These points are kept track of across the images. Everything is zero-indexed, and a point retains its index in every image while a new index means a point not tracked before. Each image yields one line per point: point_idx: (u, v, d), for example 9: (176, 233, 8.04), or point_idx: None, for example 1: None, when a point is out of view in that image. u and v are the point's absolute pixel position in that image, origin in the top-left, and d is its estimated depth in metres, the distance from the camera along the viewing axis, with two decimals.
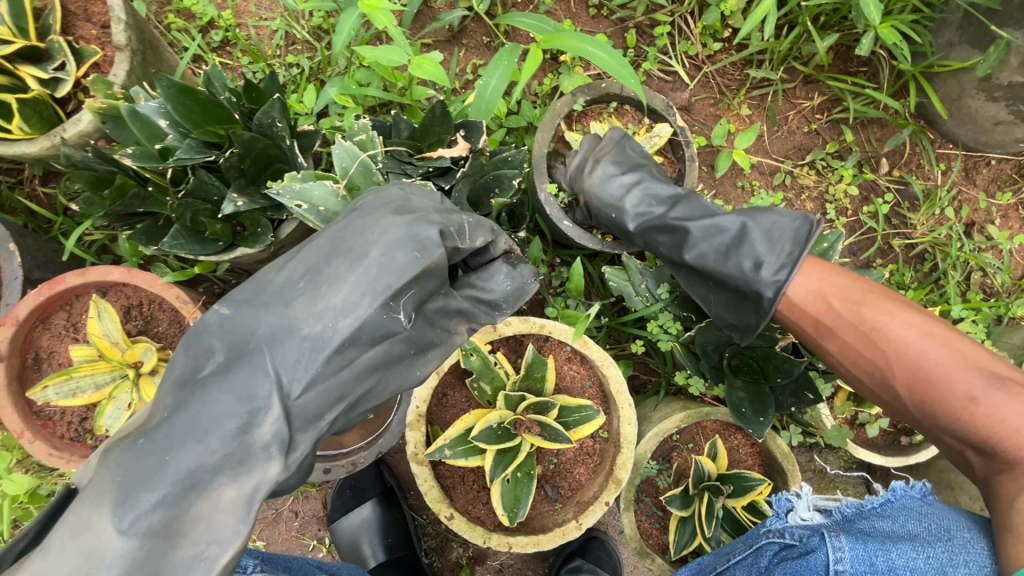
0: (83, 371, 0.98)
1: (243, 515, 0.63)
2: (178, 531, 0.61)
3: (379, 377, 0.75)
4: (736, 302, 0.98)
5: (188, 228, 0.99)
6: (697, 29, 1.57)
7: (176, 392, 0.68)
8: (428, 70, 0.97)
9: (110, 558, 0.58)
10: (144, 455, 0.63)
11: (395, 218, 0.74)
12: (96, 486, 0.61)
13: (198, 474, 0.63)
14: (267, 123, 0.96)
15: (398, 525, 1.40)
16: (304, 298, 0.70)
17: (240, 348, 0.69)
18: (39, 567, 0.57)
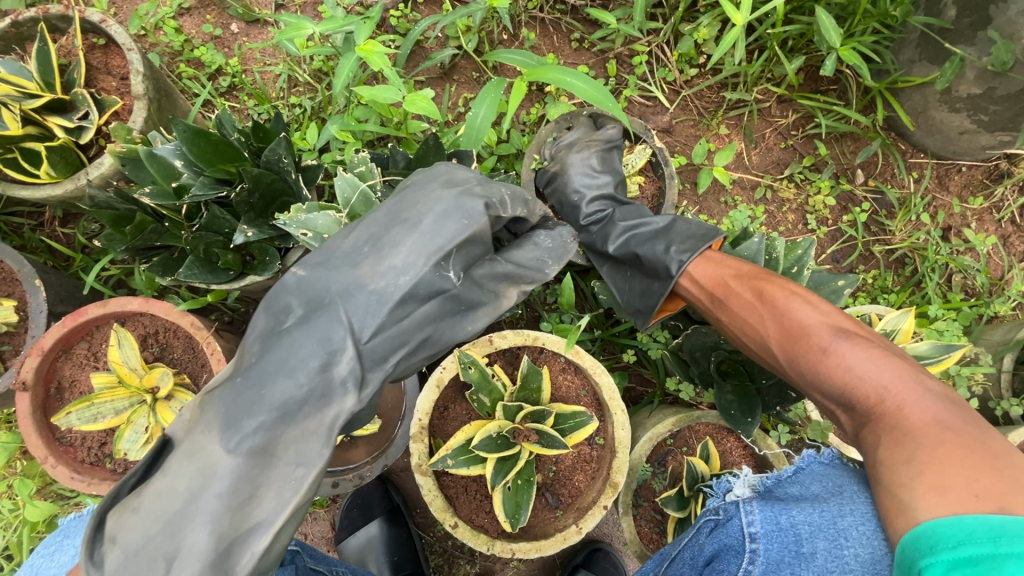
0: (103, 398, 1.03)
1: (326, 441, 0.70)
2: (272, 452, 0.69)
3: (435, 327, 0.81)
4: (647, 285, 1.13)
5: (200, 260, 1.06)
6: (673, 57, 1.67)
7: (263, 341, 0.75)
8: (420, 106, 1.06)
9: (218, 472, 0.66)
10: (241, 390, 0.70)
11: (445, 190, 0.82)
12: (203, 417, 0.69)
13: (287, 407, 0.70)
14: (274, 159, 1.04)
15: (404, 544, 1.42)
16: (369, 256, 0.77)
17: (317, 302, 0.76)
18: (162, 482, 0.66)
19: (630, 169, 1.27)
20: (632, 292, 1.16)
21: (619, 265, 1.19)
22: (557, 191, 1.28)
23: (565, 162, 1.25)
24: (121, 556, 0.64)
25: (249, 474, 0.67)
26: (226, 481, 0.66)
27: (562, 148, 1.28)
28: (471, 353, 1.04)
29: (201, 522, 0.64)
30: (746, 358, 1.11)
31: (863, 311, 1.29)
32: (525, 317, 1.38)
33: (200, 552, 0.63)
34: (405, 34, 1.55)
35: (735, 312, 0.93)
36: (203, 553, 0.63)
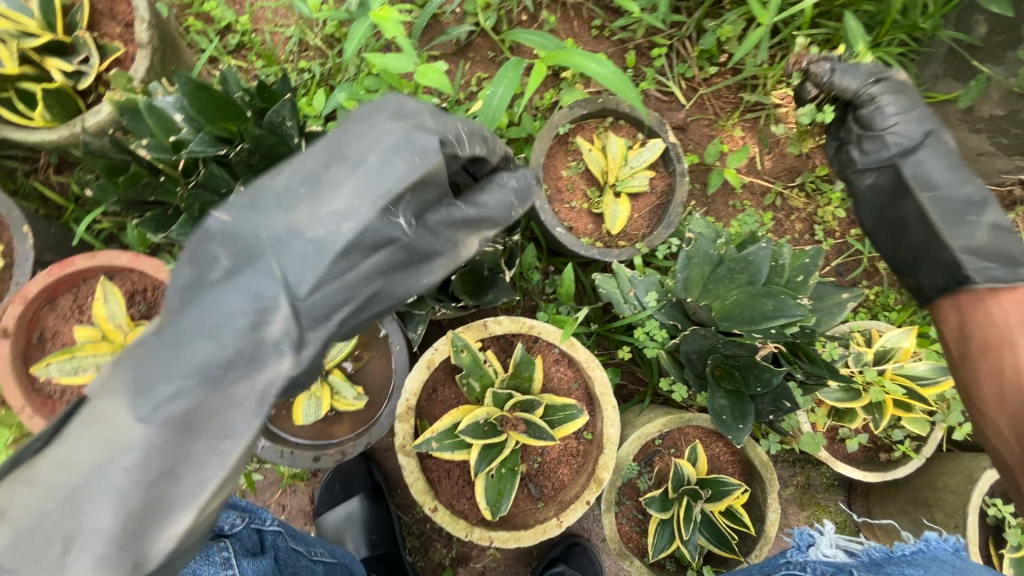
0: (85, 352, 1.00)
1: (255, 412, 0.59)
2: (192, 426, 0.57)
3: (385, 281, 0.70)
4: (1006, 260, 1.02)
5: (194, 218, 1.04)
6: (694, 53, 1.63)
7: (181, 294, 0.62)
8: (432, 78, 1.02)
9: (128, 447, 0.54)
10: (153, 350, 0.58)
11: (396, 121, 0.71)
12: (105, 381, 0.57)
13: (209, 371, 0.58)
14: (277, 121, 0.99)
15: (383, 522, 1.42)
16: (304, 198, 0.65)
17: (247, 253, 0.63)
18: (54, 458, 0.54)
19: (642, 163, 1.24)
20: (989, 266, 1.01)
21: (953, 218, 1.07)
22: (870, 157, 1.17)
23: (906, 89, 1.15)
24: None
25: (160, 454, 0.55)
26: (128, 460, 0.54)
27: (891, 81, 1.15)
28: (464, 337, 1.03)
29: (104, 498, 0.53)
30: (743, 364, 1.09)
31: (862, 325, 1.27)
32: (521, 306, 1.37)
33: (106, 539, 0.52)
34: (422, 5, 1.51)
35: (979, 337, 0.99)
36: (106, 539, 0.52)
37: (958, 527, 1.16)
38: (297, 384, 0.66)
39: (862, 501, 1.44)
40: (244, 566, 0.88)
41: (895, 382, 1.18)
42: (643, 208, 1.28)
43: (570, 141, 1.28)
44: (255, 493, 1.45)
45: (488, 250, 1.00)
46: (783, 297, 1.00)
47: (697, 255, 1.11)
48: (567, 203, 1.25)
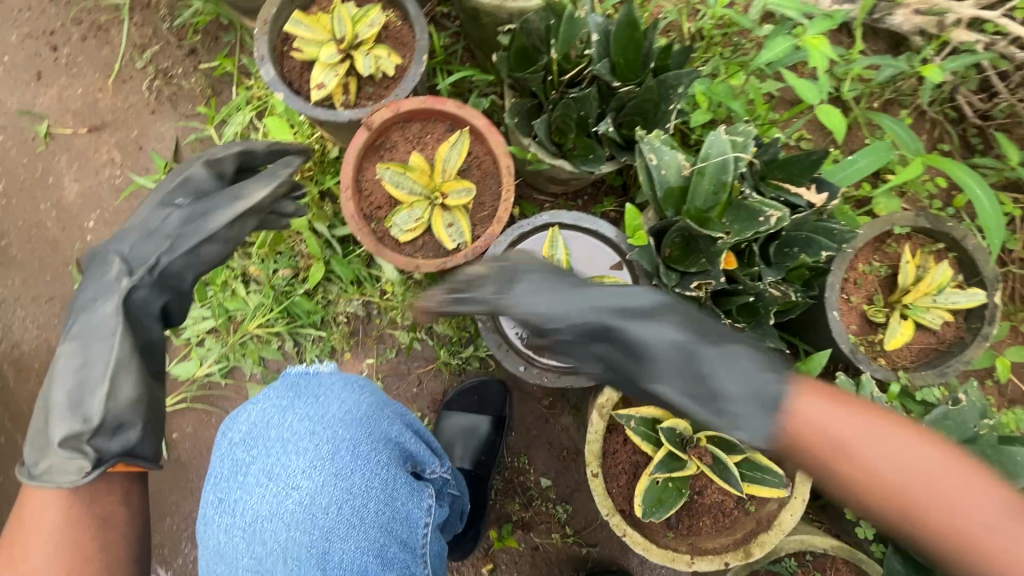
0: (411, 175, 1.15)
1: (106, 361, 1.03)
2: (85, 383, 1.02)
3: (110, 342, 1.04)
4: None
5: (550, 122, 1.14)
6: None
7: (80, 323, 1.07)
8: (832, 120, 1.03)
9: (113, 316, 1.06)
10: (91, 321, 1.07)
11: (153, 208, 1.21)
12: (71, 342, 1.05)
13: (84, 367, 1.03)
14: (671, 84, 1.09)
15: (493, 450, 1.52)
16: (86, 313, 1.08)
17: (120, 280, 1.10)
18: (64, 360, 1.04)
19: (953, 303, 1.14)
20: None
21: None
22: None
23: None
24: (38, 424, 1.01)
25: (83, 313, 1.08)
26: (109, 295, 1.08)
27: None
28: None
29: (70, 373, 1.02)
30: None
31: None
32: None
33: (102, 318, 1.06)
34: None
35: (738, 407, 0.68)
36: (114, 320, 1.05)
37: None
38: (149, 312, 1.12)
39: None
40: (435, 513, 0.91)
41: None
42: (917, 345, 1.20)
43: (888, 243, 1.21)
44: (406, 357, 1.59)
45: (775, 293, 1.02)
46: None
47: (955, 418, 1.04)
48: (846, 295, 1.20)
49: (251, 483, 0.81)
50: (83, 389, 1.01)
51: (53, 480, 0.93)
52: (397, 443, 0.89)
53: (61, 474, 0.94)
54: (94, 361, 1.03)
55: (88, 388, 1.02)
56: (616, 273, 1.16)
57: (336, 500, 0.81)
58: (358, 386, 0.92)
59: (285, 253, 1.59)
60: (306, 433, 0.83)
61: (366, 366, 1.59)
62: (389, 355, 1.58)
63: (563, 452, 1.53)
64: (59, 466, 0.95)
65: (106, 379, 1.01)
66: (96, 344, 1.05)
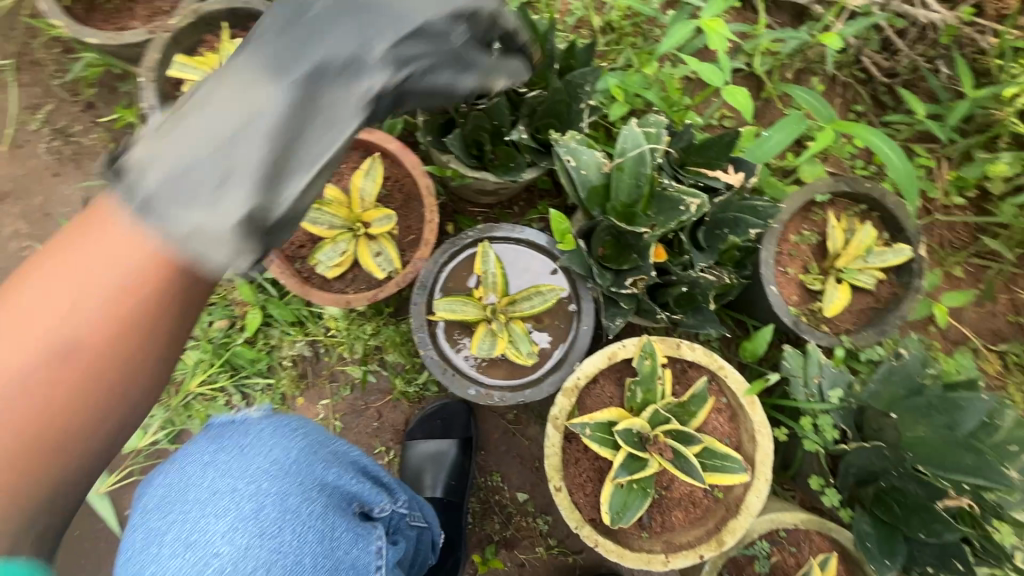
0: (328, 209, 1.11)
1: (334, 131, 0.74)
2: (314, 100, 0.73)
3: (307, 132, 0.73)
4: None
5: (465, 136, 1.12)
6: (948, 176, 1.53)
7: (269, 58, 0.72)
8: (738, 100, 1.03)
9: (271, 107, 0.70)
10: (259, 88, 0.71)
11: (271, 71, 0.72)
12: (222, 90, 0.70)
13: (274, 152, 0.70)
14: (577, 83, 1.09)
15: (463, 473, 1.47)
16: (244, 102, 0.70)
17: (280, 65, 0.72)
18: (204, 117, 0.69)
19: (881, 262, 1.17)
20: None
21: None
22: None
23: None
24: (174, 140, 0.67)
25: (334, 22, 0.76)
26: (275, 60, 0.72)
27: None
28: (653, 346, 1.03)
29: (217, 133, 0.68)
30: (910, 503, 1.02)
31: None
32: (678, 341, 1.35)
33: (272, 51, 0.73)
34: None
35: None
36: (300, 74, 0.72)
37: None
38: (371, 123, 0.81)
39: None
40: (388, 555, 0.84)
41: None
42: (856, 305, 1.22)
43: (814, 211, 1.23)
44: (362, 392, 1.53)
45: (708, 278, 1.01)
46: (989, 459, 0.89)
47: (900, 374, 1.05)
48: (783, 268, 1.21)
49: (164, 555, 0.71)
50: (181, 192, 0.66)
51: (187, 217, 0.65)
52: (334, 487, 0.81)
53: (211, 246, 0.65)
54: (317, 105, 0.73)
55: (316, 116, 0.73)
56: (553, 280, 1.14)
57: (262, 563, 0.72)
58: (290, 431, 0.84)
59: (218, 303, 1.52)
60: (228, 493, 0.74)
61: (321, 408, 1.52)
62: (345, 392, 1.53)
63: (536, 463, 1.50)
64: (217, 241, 0.65)
65: (235, 241, 0.66)
66: (252, 155, 0.68)
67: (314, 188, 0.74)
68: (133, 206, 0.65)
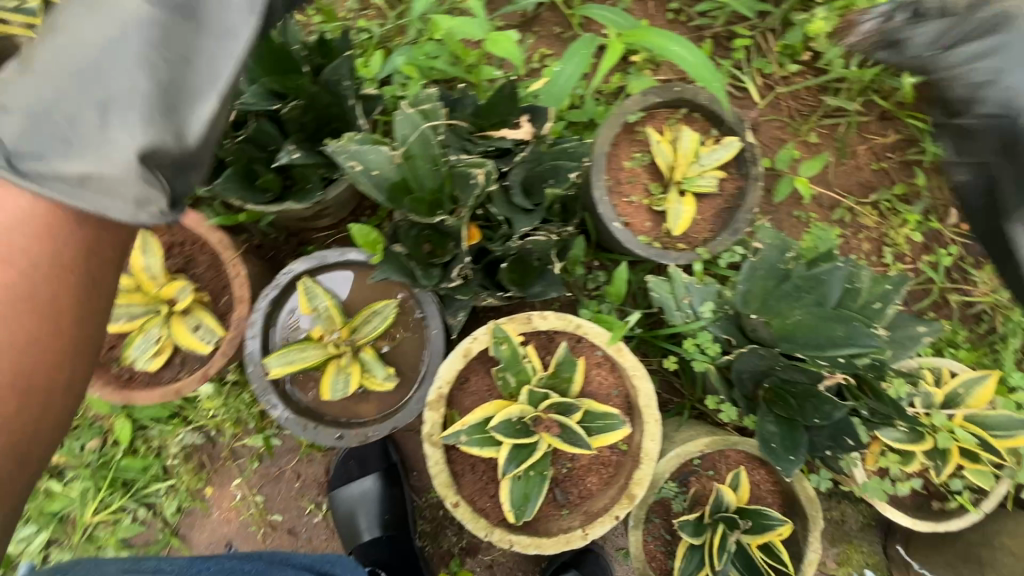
0: (120, 300, 1.00)
1: (212, 93, 0.66)
2: (164, 43, 0.64)
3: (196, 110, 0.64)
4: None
5: (241, 174, 1.00)
6: (776, 48, 1.46)
7: (95, 70, 0.62)
8: (503, 48, 0.98)
9: (138, 16, 0.64)
10: (156, 103, 0.62)
11: (134, 71, 0.62)
12: (63, 81, 0.62)
13: (161, 132, 0.61)
14: (334, 79, 0.96)
15: (396, 503, 1.40)
16: (93, 111, 0.61)
17: (173, 91, 0.64)
18: (120, 94, 0.62)
19: (713, 163, 1.14)
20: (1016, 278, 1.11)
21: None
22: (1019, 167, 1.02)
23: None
24: (43, 84, 0.62)
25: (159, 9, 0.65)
26: (138, 108, 0.61)
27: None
28: (505, 329, 0.97)
29: (91, 46, 0.63)
30: (801, 392, 1.00)
31: (932, 363, 1.14)
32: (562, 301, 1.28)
33: (142, 97, 0.61)
34: None
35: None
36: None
37: None
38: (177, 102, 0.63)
39: (899, 548, 1.33)
40: None
41: (964, 430, 1.07)
42: (708, 212, 1.17)
43: (638, 130, 1.18)
44: (271, 459, 1.44)
45: (541, 239, 0.94)
46: (856, 325, 0.91)
47: (761, 267, 1.03)
48: (625, 196, 1.16)
49: None
50: (46, 131, 0.60)
51: (101, 210, 0.60)
52: None
53: (106, 198, 0.59)
54: (189, 89, 0.65)
55: (191, 93, 0.65)
56: (389, 293, 1.07)
57: None
58: None
59: (86, 424, 1.40)
60: None
61: (236, 489, 1.43)
62: (253, 465, 1.43)
63: None
64: (120, 183, 0.59)
65: (135, 185, 0.59)
66: (134, 122, 0.61)
67: (198, 177, 0.68)
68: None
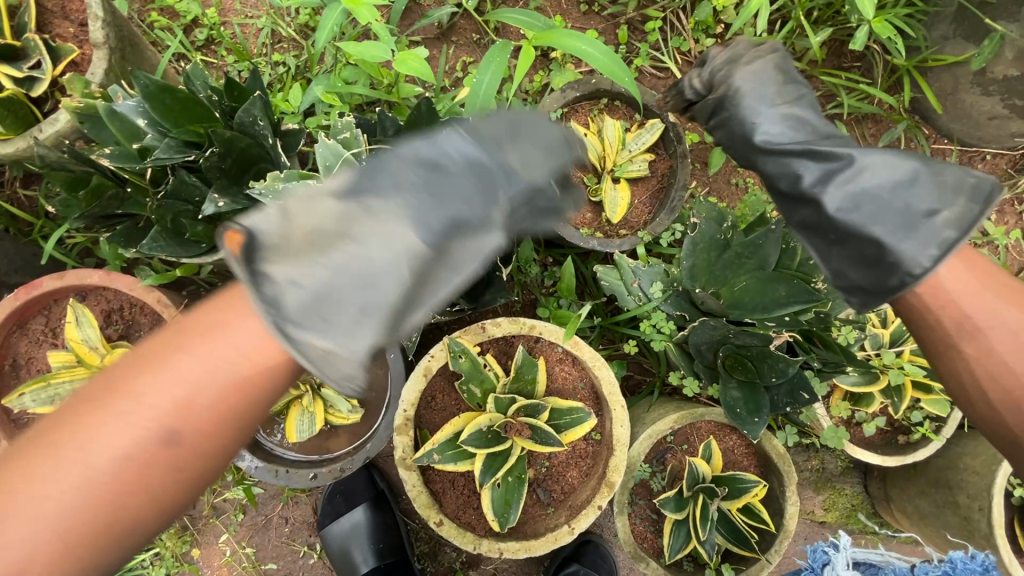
0: (62, 377, 0.98)
1: (455, 270, 0.67)
2: (445, 254, 0.66)
3: (412, 284, 0.64)
4: (868, 259, 0.75)
5: (168, 230, 0.98)
6: (689, 24, 1.47)
7: (350, 239, 0.63)
8: (412, 66, 0.96)
9: (410, 249, 0.63)
10: (350, 275, 0.61)
11: (403, 241, 0.63)
12: (296, 252, 0.61)
13: (393, 303, 0.62)
14: (249, 121, 0.94)
15: (389, 530, 1.39)
16: (359, 287, 0.61)
17: (421, 272, 0.64)
18: (354, 254, 0.62)
19: (640, 148, 1.16)
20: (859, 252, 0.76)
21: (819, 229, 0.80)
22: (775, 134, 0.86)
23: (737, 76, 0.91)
24: (332, 263, 0.61)
25: (428, 203, 0.66)
26: (383, 311, 0.62)
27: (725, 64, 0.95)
28: (461, 341, 0.97)
29: (388, 248, 0.63)
30: (756, 354, 1.03)
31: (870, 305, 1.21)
32: (521, 302, 1.29)
33: (388, 304, 0.62)
34: None
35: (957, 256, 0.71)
36: (434, 224, 0.65)
37: (982, 511, 1.10)
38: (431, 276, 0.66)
39: (879, 485, 1.37)
40: None
41: (913, 363, 1.13)
42: (643, 194, 1.21)
43: (563, 125, 1.19)
44: (256, 508, 1.41)
45: None
46: (796, 283, 0.93)
47: (702, 241, 1.05)
48: None
49: None
50: (324, 311, 0.60)
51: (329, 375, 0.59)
52: None
53: (331, 365, 0.59)
54: (415, 299, 0.65)
55: (414, 301, 0.65)
56: None
57: None
58: None
59: None
60: None
61: (225, 545, 1.40)
62: (239, 517, 1.40)
63: None
64: (335, 353, 0.60)
65: (353, 366, 0.60)
66: (378, 318, 0.62)
67: None
68: (271, 320, 0.57)
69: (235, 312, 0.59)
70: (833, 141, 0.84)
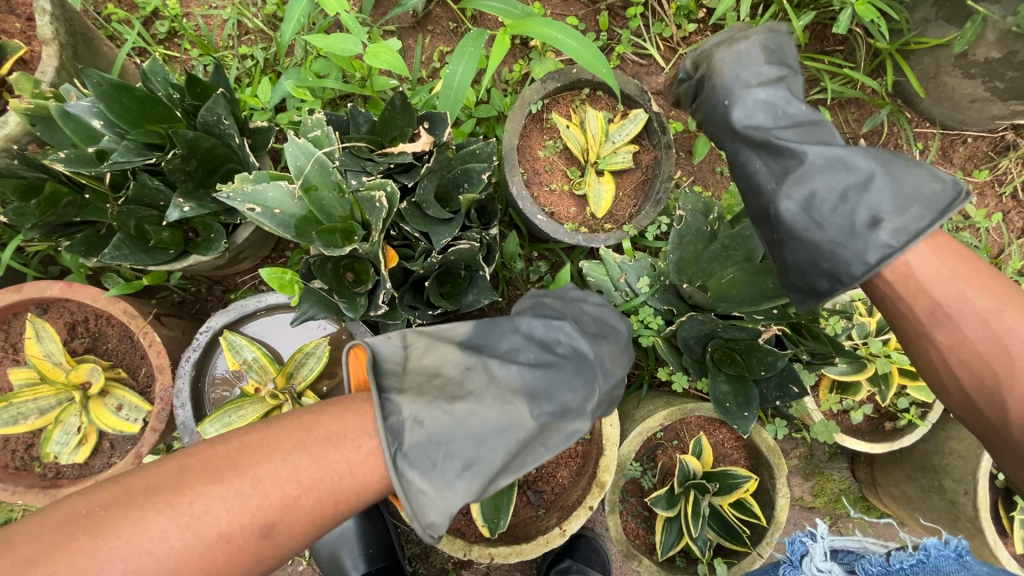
0: (24, 397, 0.93)
1: (545, 442, 0.73)
2: (548, 426, 0.74)
3: (502, 449, 0.69)
4: (812, 256, 0.79)
5: (131, 236, 0.93)
6: (671, 10, 1.43)
7: (461, 393, 0.72)
8: (385, 59, 0.92)
9: (520, 422, 0.71)
10: (461, 428, 0.68)
11: (510, 414, 0.71)
12: (426, 397, 0.69)
13: (482, 460, 0.68)
14: (212, 120, 0.88)
15: (378, 535, 1.36)
16: (464, 437, 0.68)
17: (520, 435, 0.71)
18: (463, 411, 0.69)
19: (624, 138, 1.13)
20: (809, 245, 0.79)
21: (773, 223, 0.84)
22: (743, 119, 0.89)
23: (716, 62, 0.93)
24: (456, 412, 0.69)
25: (541, 376, 0.76)
26: (477, 467, 0.67)
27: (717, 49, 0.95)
28: None
29: (502, 411, 0.71)
30: (745, 348, 1.01)
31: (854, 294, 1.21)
32: (506, 299, 1.26)
33: (484, 463, 0.68)
34: None
35: (906, 252, 0.74)
36: (543, 405, 0.74)
37: (966, 495, 1.10)
38: (520, 440, 0.71)
39: (866, 470, 1.38)
40: None
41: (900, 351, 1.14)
42: (628, 186, 1.19)
43: (543, 117, 1.17)
44: None
45: (464, 248, 0.91)
46: None
47: (688, 234, 1.02)
48: (545, 186, 1.16)
49: None
50: (433, 454, 0.66)
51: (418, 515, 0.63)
52: None
53: (428, 501, 0.64)
54: (503, 464, 0.69)
55: (503, 466, 0.70)
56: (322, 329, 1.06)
57: None
58: None
59: None
60: None
61: None
62: None
63: None
64: (437, 496, 0.64)
65: (442, 511, 0.64)
66: (472, 474, 0.67)
67: None
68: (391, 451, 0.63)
69: (348, 421, 0.65)
70: (802, 136, 0.85)
